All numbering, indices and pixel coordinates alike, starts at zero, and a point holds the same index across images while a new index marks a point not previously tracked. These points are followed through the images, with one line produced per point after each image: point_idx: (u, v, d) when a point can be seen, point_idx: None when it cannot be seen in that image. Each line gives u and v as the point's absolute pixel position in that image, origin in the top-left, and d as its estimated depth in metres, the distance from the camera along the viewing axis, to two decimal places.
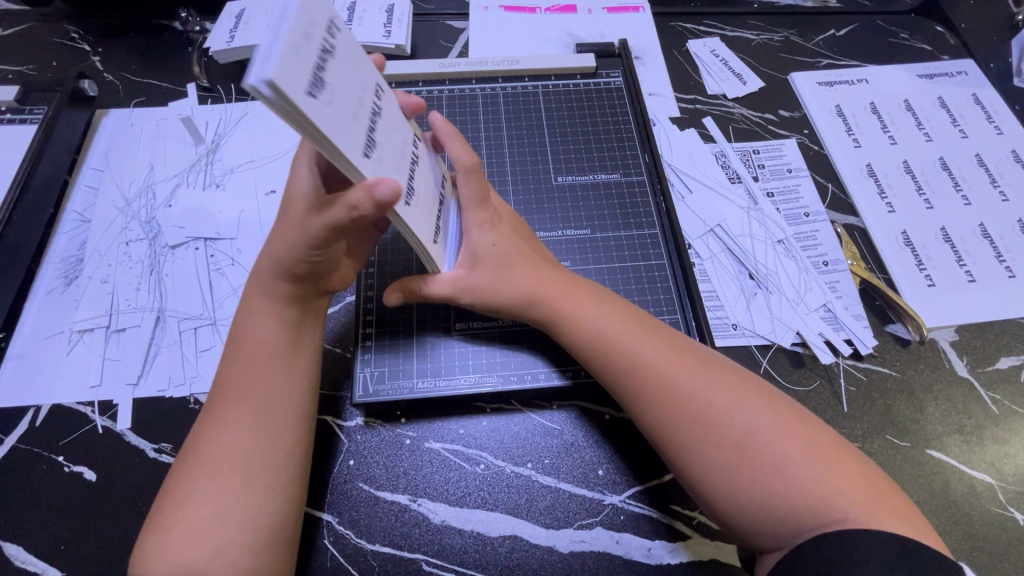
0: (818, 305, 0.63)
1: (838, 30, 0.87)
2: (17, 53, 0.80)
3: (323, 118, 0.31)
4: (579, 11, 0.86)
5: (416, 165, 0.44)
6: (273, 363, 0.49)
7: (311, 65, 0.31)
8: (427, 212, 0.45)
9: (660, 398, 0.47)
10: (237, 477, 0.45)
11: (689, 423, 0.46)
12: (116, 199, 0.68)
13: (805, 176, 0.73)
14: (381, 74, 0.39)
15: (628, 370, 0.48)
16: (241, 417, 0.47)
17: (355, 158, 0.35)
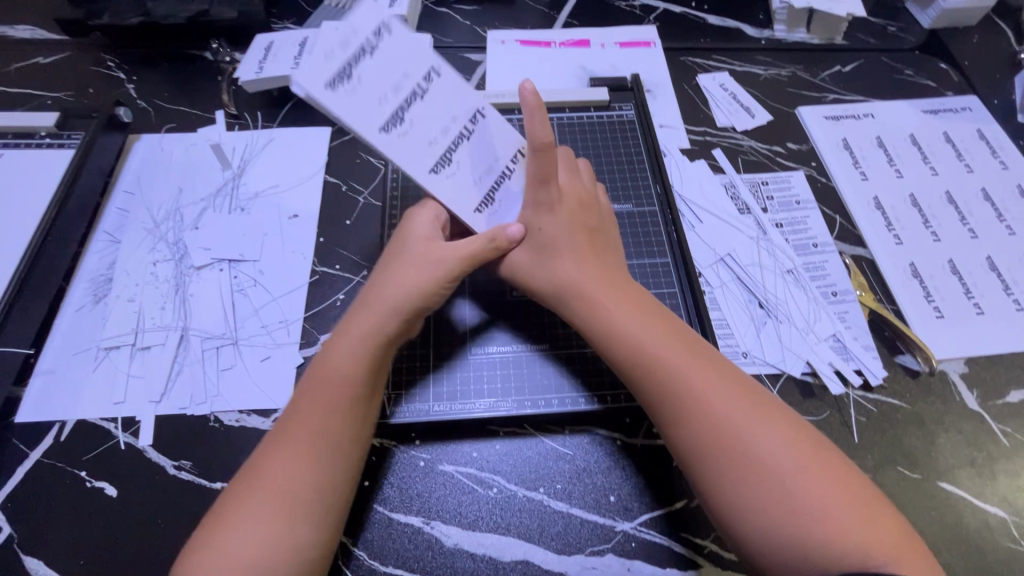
0: (827, 335, 0.64)
1: (844, 66, 0.90)
2: (57, 81, 0.85)
3: (343, 105, 0.44)
4: (592, 46, 0.90)
5: (465, 140, 0.51)
6: (339, 398, 0.51)
7: (337, 63, 0.43)
8: (466, 185, 0.52)
9: (707, 434, 0.47)
10: (295, 507, 0.47)
11: (732, 463, 0.46)
12: (145, 221, 0.71)
13: (813, 208, 0.75)
14: (434, 57, 0.47)
15: (678, 403, 0.48)
16: (302, 446, 0.48)
17: (372, 133, 0.46)
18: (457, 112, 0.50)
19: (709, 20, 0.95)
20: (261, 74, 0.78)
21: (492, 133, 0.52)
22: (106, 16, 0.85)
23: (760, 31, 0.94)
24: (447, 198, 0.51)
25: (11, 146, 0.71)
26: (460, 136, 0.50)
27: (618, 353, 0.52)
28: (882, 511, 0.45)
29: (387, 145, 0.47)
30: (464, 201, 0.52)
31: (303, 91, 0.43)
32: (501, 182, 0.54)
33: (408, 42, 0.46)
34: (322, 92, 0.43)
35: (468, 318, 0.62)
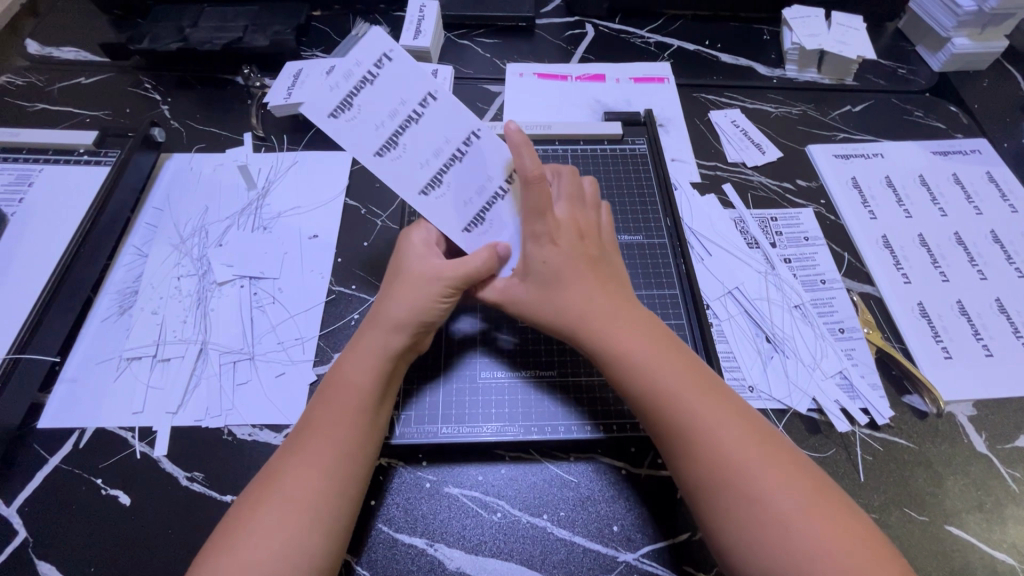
0: (834, 372, 0.64)
1: (854, 106, 0.92)
2: (97, 100, 0.89)
3: (352, 135, 0.54)
4: (607, 80, 0.93)
5: (456, 162, 0.57)
6: (357, 408, 0.53)
7: (341, 94, 0.53)
8: (453, 205, 0.58)
9: (715, 469, 0.47)
10: (306, 513, 0.47)
11: (739, 499, 0.46)
12: (172, 237, 0.74)
13: (821, 244, 0.76)
14: (430, 87, 0.55)
15: (688, 437, 0.49)
16: (322, 458, 0.50)
17: (363, 153, 0.54)
18: (450, 137, 0.56)
19: (722, 58, 0.98)
20: (290, 100, 0.82)
21: (484, 154, 0.57)
22: (147, 41, 0.90)
23: (771, 70, 0.96)
24: (437, 216, 0.58)
25: (51, 161, 0.75)
26: (451, 159, 0.57)
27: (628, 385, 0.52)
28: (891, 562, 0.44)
29: (381, 167, 0.55)
30: (451, 219, 0.58)
31: (325, 123, 0.53)
32: (491, 203, 0.59)
33: (407, 75, 0.54)
34: (339, 125, 0.54)
35: (479, 343, 0.64)
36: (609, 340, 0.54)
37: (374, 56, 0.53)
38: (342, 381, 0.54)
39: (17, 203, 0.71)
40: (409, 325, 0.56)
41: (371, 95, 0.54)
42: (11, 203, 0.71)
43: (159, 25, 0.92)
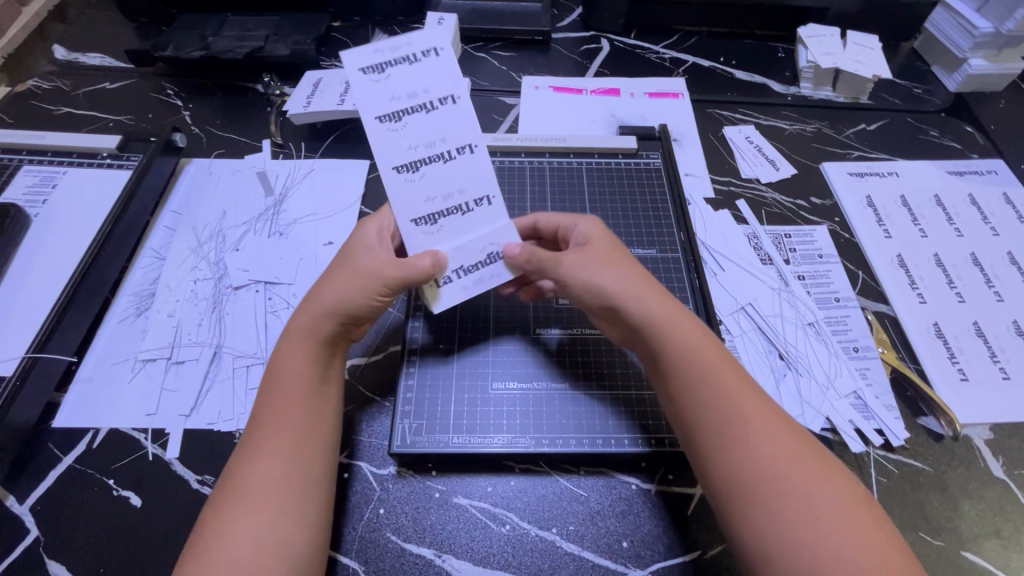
0: (848, 391, 0.64)
1: (869, 125, 0.92)
2: (121, 105, 0.91)
3: (363, 90, 0.53)
4: (622, 95, 0.94)
5: (443, 163, 0.55)
6: (302, 398, 0.54)
7: (380, 57, 0.53)
8: (421, 198, 0.56)
9: (763, 481, 0.46)
10: (272, 506, 0.48)
11: (786, 517, 0.44)
12: (190, 240, 0.75)
13: (835, 262, 0.75)
14: (463, 92, 0.54)
15: (740, 446, 0.48)
16: (275, 450, 0.50)
17: (366, 110, 0.53)
18: (450, 138, 0.55)
19: (736, 75, 0.99)
20: (309, 108, 0.83)
21: (470, 168, 0.56)
22: (170, 49, 0.92)
23: (786, 87, 0.97)
24: (397, 196, 0.55)
25: (74, 164, 0.77)
26: (439, 158, 0.55)
27: (678, 392, 0.52)
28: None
29: (374, 129, 0.53)
30: (408, 207, 0.56)
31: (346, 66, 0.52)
32: (450, 215, 0.57)
33: (446, 70, 0.53)
34: (356, 72, 0.52)
35: (491, 354, 0.64)
36: (662, 351, 0.53)
37: (431, 40, 0.53)
38: (286, 371, 0.55)
39: (41, 204, 0.73)
40: (341, 315, 0.57)
41: (402, 66, 0.53)
42: (35, 204, 0.73)
43: (183, 33, 0.94)
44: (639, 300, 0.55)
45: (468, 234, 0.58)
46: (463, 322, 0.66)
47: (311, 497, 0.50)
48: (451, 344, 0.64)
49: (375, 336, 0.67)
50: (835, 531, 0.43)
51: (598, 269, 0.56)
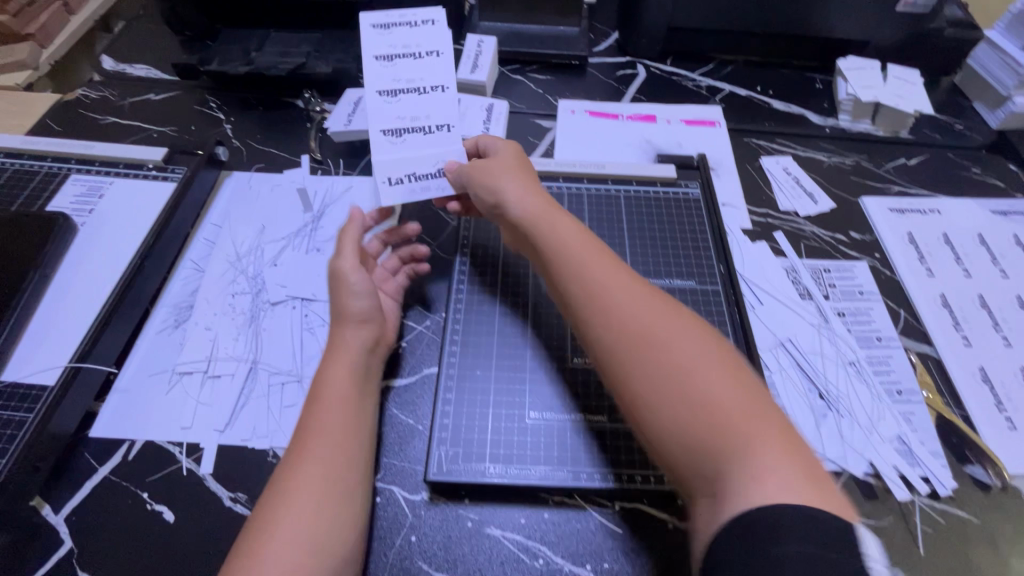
0: (892, 436, 0.62)
1: (909, 160, 0.91)
2: (165, 116, 0.93)
3: (371, 38, 0.73)
4: (658, 121, 0.94)
5: (416, 94, 0.72)
6: (351, 405, 0.55)
7: (391, 19, 0.74)
8: (393, 114, 0.71)
9: (636, 347, 0.49)
10: (328, 505, 0.48)
11: (655, 376, 0.47)
12: (229, 254, 0.75)
13: (877, 300, 0.74)
14: (447, 52, 0.73)
15: (611, 319, 0.51)
16: (329, 452, 0.51)
17: (369, 48, 0.72)
18: (428, 79, 0.73)
19: (774, 105, 0.98)
20: (351, 126, 0.85)
21: (437, 101, 0.72)
22: (215, 63, 0.93)
23: (824, 119, 0.96)
24: (374, 109, 0.71)
25: (121, 174, 0.78)
26: (415, 91, 0.72)
27: (561, 280, 0.55)
28: (791, 436, 0.44)
29: (369, 61, 0.72)
30: (379, 119, 0.71)
31: (364, 19, 0.73)
32: (414, 132, 0.72)
33: (437, 36, 0.74)
34: (370, 28, 0.73)
35: (528, 382, 0.63)
36: (549, 243, 0.58)
37: (429, 18, 0.74)
38: (326, 378, 0.57)
39: (88, 213, 0.74)
40: (353, 316, 0.61)
41: (404, 34, 0.74)
42: (82, 213, 0.74)
43: (227, 48, 0.96)
44: (530, 200, 0.62)
45: (424, 150, 0.72)
46: (499, 347, 0.66)
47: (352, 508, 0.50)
48: (487, 370, 0.64)
49: (411, 360, 0.67)
50: (699, 380, 0.46)
51: (499, 173, 0.65)
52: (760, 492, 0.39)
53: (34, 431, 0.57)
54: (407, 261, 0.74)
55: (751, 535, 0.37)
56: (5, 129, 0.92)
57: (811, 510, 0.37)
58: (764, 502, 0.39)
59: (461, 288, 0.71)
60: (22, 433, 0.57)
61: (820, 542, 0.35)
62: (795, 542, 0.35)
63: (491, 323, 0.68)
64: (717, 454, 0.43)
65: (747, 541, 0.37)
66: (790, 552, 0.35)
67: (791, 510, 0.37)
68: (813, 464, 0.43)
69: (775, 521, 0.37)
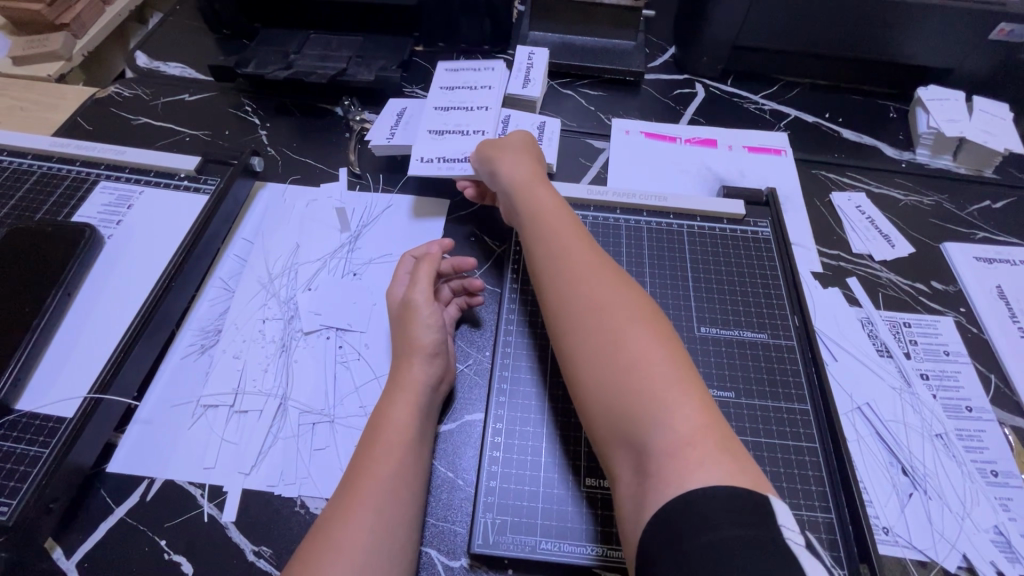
0: (987, 525, 0.56)
1: (995, 202, 0.83)
2: (198, 120, 0.89)
3: (442, 76, 0.85)
4: (719, 146, 0.87)
5: (463, 111, 0.80)
6: (404, 450, 0.51)
7: (463, 66, 0.87)
8: (439, 120, 0.79)
9: (580, 310, 0.47)
10: (363, 557, 0.44)
11: (590, 340, 0.45)
12: (261, 275, 0.71)
13: (965, 363, 0.67)
14: (499, 86, 0.82)
15: (562, 286, 0.50)
16: (373, 499, 0.47)
17: (438, 83, 0.84)
18: (477, 102, 0.81)
19: (844, 134, 0.91)
20: (393, 141, 0.79)
21: (479, 116, 0.79)
22: (252, 65, 0.89)
23: (899, 152, 0.89)
24: (426, 119, 0.79)
25: (151, 183, 0.74)
26: (463, 108, 0.80)
27: (531, 247, 0.56)
28: (715, 408, 0.41)
29: (434, 90, 0.83)
30: (427, 124, 0.79)
31: (439, 72, 0.86)
32: (453, 133, 0.77)
33: (495, 75, 0.84)
34: (436, 88, 0.83)
35: (584, 440, 0.56)
36: (529, 212, 0.58)
37: (488, 80, 0.83)
38: (389, 418, 0.53)
39: (115, 225, 0.70)
40: (423, 350, 0.57)
41: (464, 91, 0.82)
42: (109, 224, 0.70)
43: (265, 49, 0.91)
44: (520, 175, 0.63)
45: (458, 145, 0.76)
46: (551, 396, 0.59)
47: (403, 564, 0.47)
48: (538, 425, 0.58)
49: (454, 405, 0.61)
50: (629, 345, 0.43)
51: (502, 147, 0.67)
52: (678, 466, 0.36)
53: (49, 468, 0.52)
54: (460, 293, 0.68)
55: (671, 515, 0.34)
56: (36, 126, 0.88)
57: (726, 487, 0.34)
58: (682, 481, 0.35)
59: (511, 326, 0.64)
60: (36, 471, 0.52)
61: (736, 521, 0.33)
62: (727, 528, 0.32)
63: (542, 367, 0.61)
64: (635, 419, 0.40)
65: (669, 524, 0.34)
66: (711, 535, 0.32)
67: (709, 487, 0.35)
68: (735, 441, 0.39)
69: (693, 501, 0.34)
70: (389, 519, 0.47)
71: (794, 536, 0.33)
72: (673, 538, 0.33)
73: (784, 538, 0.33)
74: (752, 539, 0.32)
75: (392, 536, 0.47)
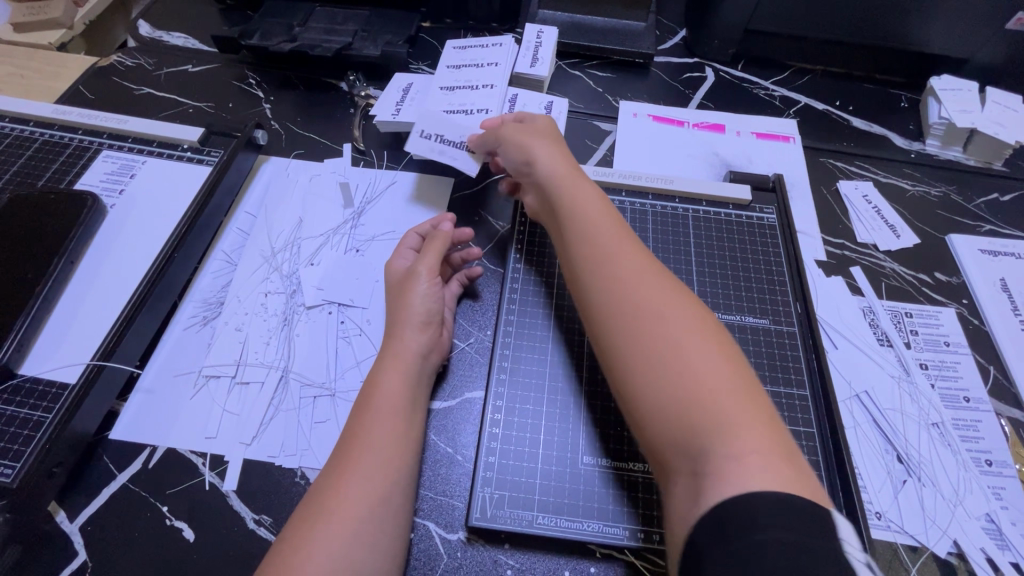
0: (979, 513, 0.56)
1: (1002, 195, 0.82)
2: (202, 91, 0.88)
3: (450, 54, 0.84)
4: (727, 131, 0.87)
5: (469, 90, 0.79)
6: (395, 415, 0.52)
7: (471, 41, 0.85)
8: (445, 100, 0.78)
9: (627, 313, 0.46)
10: (353, 521, 0.45)
11: (642, 345, 0.44)
12: (263, 248, 0.71)
13: (964, 354, 0.67)
14: (506, 64, 0.81)
15: (612, 288, 0.48)
16: (363, 464, 0.48)
17: (445, 60, 0.83)
18: (483, 80, 0.80)
19: (853, 122, 0.90)
20: (398, 117, 0.78)
21: (485, 96, 0.78)
22: (256, 37, 0.87)
23: (909, 142, 0.87)
24: (431, 99, 0.78)
25: (154, 154, 0.74)
26: (469, 87, 0.79)
27: (569, 247, 0.55)
28: (772, 416, 0.41)
29: (441, 68, 0.82)
30: (432, 104, 0.78)
31: (447, 49, 0.85)
32: (458, 113, 0.76)
33: (502, 53, 0.83)
34: (443, 66, 0.82)
35: (583, 419, 0.57)
36: (568, 208, 0.57)
37: (495, 57, 0.82)
38: (381, 388, 0.53)
39: (117, 194, 0.70)
40: (414, 318, 0.58)
41: (470, 69, 0.81)
42: (111, 193, 0.70)
43: (269, 21, 0.90)
44: (555, 168, 0.61)
45: (463, 126, 0.75)
46: (551, 377, 0.59)
47: (396, 527, 0.47)
48: (537, 403, 0.58)
49: (454, 382, 0.62)
50: (683, 354, 0.42)
51: (533, 137, 0.65)
52: (723, 466, 0.37)
53: (52, 433, 0.53)
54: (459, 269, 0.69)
55: (727, 517, 0.34)
56: (38, 94, 0.87)
57: (775, 491, 0.35)
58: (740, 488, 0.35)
59: (513, 306, 0.64)
60: (39, 435, 0.53)
61: (790, 527, 0.33)
62: (779, 532, 0.33)
63: (543, 348, 0.61)
64: (694, 430, 0.39)
65: (720, 524, 0.34)
66: (765, 539, 0.32)
67: (770, 492, 0.35)
68: (794, 453, 0.38)
69: (747, 501, 0.34)
70: (382, 484, 0.48)
71: (851, 549, 0.33)
72: (727, 538, 0.33)
73: (842, 552, 0.33)
74: (806, 545, 0.32)
75: (385, 501, 0.47)
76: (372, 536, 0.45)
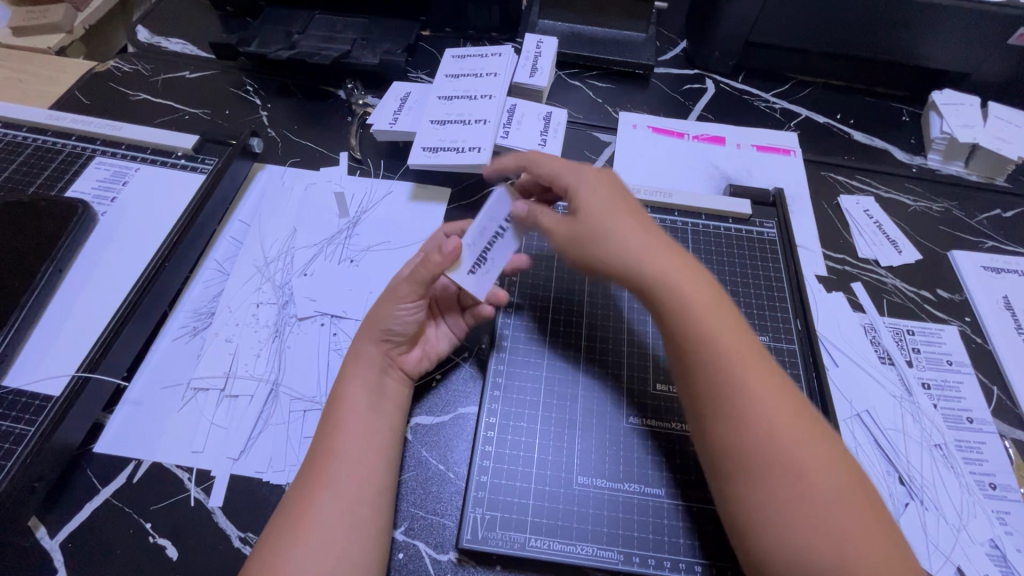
0: (983, 538, 0.55)
1: (1005, 211, 0.81)
2: (199, 98, 0.87)
3: (448, 63, 0.83)
4: (727, 144, 0.86)
5: (466, 100, 0.78)
6: (363, 425, 0.51)
7: (470, 51, 0.85)
8: (442, 111, 0.77)
9: (755, 456, 0.41)
10: (319, 540, 0.45)
11: (784, 494, 0.40)
12: (256, 258, 0.70)
13: (968, 373, 0.66)
14: (506, 74, 0.80)
15: (734, 394, 0.43)
16: (330, 479, 0.48)
17: (444, 70, 0.83)
18: (481, 90, 0.79)
19: (854, 136, 0.89)
20: (395, 126, 0.77)
21: (483, 106, 0.77)
22: (255, 45, 0.87)
23: (910, 157, 0.87)
24: (429, 109, 0.78)
25: (147, 160, 0.73)
26: (466, 97, 0.78)
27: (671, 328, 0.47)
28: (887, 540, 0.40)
29: (439, 77, 0.81)
30: (429, 114, 0.77)
31: (446, 59, 0.84)
32: (454, 123, 0.76)
33: (501, 62, 0.82)
34: (441, 76, 0.81)
35: (577, 438, 0.56)
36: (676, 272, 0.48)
37: (494, 68, 0.81)
38: (345, 401, 0.52)
39: (109, 201, 0.69)
40: (377, 330, 0.55)
41: (469, 79, 0.80)
42: (103, 201, 0.69)
43: (268, 28, 0.89)
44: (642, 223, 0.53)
45: (459, 136, 0.74)
46: (545, 394, 0.58)
47: (373, 539, 0.47)
48: (531, 421, 0.57)
49: (446, 397, 0.60)
50: (836, 520, 0.39)
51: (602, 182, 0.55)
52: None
53: (33, 447, 0.52)
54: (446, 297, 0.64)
55: None
56: (33, 98, 0.87)
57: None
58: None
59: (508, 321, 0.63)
60: (21, 448, 0.52)
61: None
62: None
63: (539, 365, 0.60)
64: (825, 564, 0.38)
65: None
66: None
67: None
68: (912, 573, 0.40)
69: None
70: (352, 501, 0.47)
71: None
72: None
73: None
74: None
75: (356, 516, 0.47)
76: (343, 549, 0.45)
